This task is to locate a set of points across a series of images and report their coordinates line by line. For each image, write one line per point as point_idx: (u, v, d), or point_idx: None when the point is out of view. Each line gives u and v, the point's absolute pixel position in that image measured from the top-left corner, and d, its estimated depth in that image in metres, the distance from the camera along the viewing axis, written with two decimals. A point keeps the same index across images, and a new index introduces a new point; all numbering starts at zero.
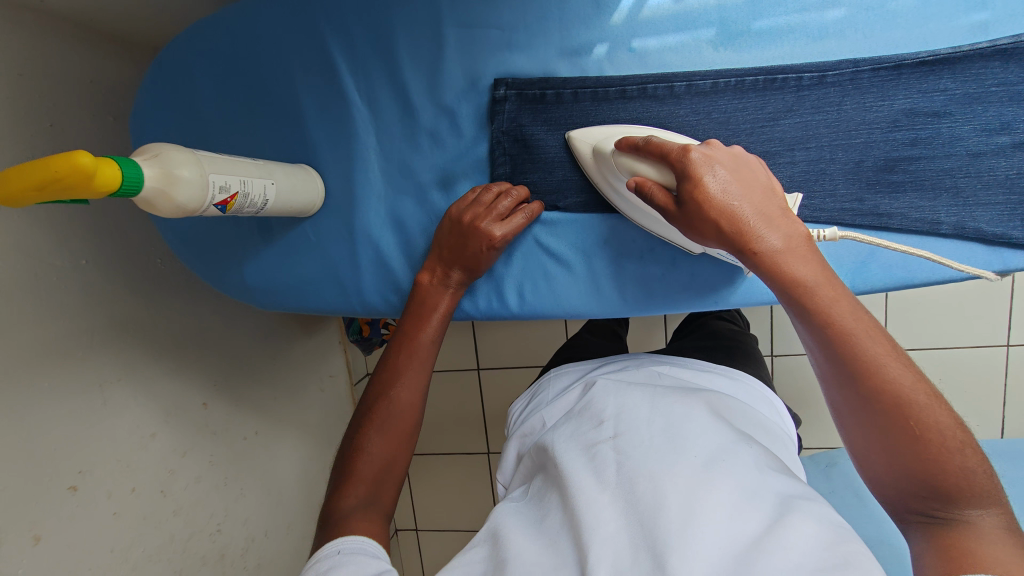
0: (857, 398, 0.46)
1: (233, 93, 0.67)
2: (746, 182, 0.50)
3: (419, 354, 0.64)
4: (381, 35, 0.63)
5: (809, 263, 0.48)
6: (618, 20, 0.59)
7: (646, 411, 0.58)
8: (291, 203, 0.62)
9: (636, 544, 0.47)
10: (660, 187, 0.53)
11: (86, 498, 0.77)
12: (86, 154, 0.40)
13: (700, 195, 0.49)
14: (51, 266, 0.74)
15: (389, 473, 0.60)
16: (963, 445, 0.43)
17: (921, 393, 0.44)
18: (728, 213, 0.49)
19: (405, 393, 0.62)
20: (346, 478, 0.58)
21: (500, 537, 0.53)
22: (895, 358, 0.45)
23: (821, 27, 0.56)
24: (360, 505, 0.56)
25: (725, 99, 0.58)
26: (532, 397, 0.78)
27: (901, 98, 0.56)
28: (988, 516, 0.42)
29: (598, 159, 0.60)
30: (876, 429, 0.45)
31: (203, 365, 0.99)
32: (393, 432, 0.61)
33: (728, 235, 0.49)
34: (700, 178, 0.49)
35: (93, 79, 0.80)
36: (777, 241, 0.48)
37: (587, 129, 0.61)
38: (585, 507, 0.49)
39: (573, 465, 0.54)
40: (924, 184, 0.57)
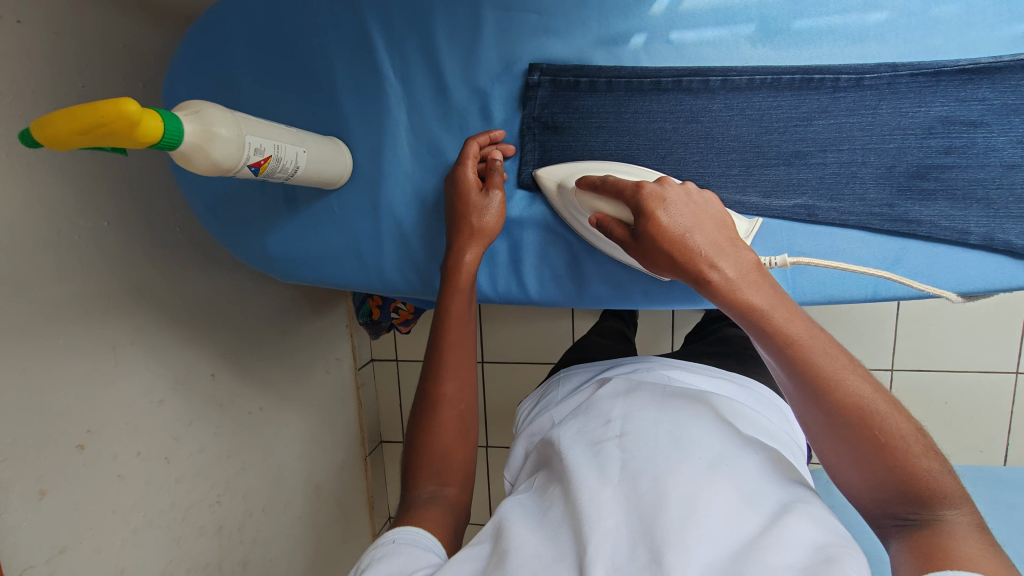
0: (822, 412, 0.46)
1: (267, 62, 0.67)
2: (702, 214, 0.51)
3: (460, 343, 0.64)
4: (420, 13, 0.63)
5: (760, 288, 0.48)
6: (658, 11, 0.59)
7: (653, 413, 0.58)
8: (321, 171, 0.62)
9: (634, 538, 0.46)
10: (617, 223, 0.54)
11: (93, 457, 0.77)
12: (132, 102, 0.40)
13: (655, 230, 0.50)
14: (75, 225, 0.74)
15: (454, 461, 0.60)
16: (925, 449, 0.44)
17: (880, 402, 0.45)
18: (681, 245, 0.49)
19: (451, 385, 0.62)
20: (416, 474, 0.59)
21: (502, 532, 0.52)
22: (851, 370, 0.46)
23: (862, 29, 0.56)
24: (433, 494, 0.58)
25: (760, 96, 0.58)
26: (541, 397, 0.79)
27: (937, 106, 0.55)
28: (959, 516, 0.42)
29: (562, 193, 0.61)
30: (844, 439, 0.45)
31: (214, 336, 0.99)
32: (449, 423, 0.61)
33: (681, 262, 0.49)
34: (653, 215, 0.50)
35: (127, 44, 0.81)
36: (728, 269, 0.48)
37: (552, 167, 0.63)
38: (586, 500, 0.49)
39: (577, 460, 0.54)
40: (956, 193, 0.56)
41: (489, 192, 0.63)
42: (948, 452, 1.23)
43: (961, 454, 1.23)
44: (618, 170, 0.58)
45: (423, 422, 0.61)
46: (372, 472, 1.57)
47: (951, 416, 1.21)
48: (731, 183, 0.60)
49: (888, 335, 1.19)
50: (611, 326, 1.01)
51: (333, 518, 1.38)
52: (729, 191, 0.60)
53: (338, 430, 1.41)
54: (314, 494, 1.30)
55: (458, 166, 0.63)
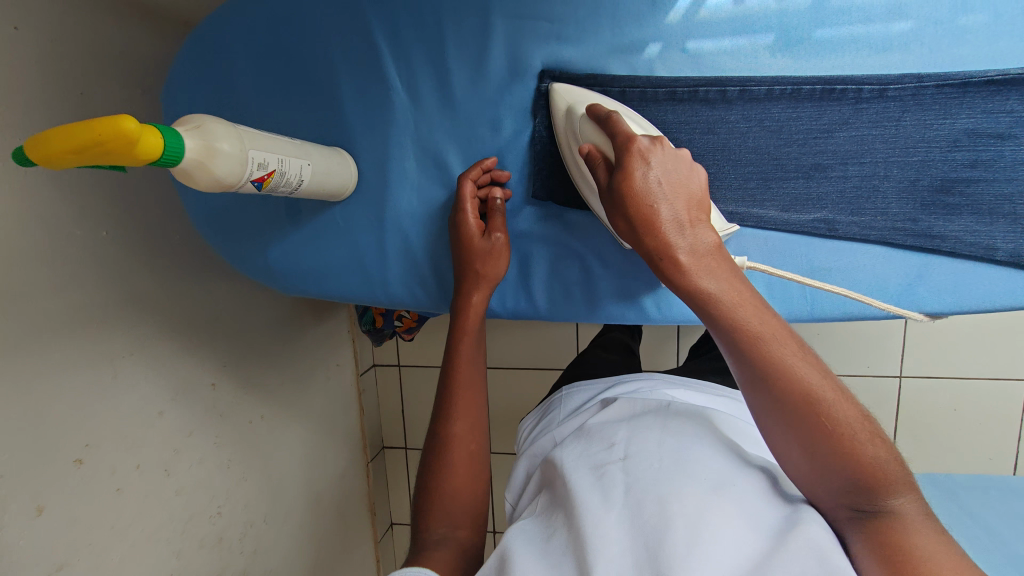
0: (770, 401, 0.45)
1: (270, 70, 0.65)
2: (676, 184, 0.48)
3: (469, 381, 0.64)
4: (427, 20, 0.61)
5: (717, 271, 0.46)
6: (674, 19, 0.57)
7: (656, 434, 0.57)
8: (325, 184, 0.60)
9: (640, 566, 0.44)
10: (604, 166, 0.51)
11: (91, 472, 0.75)
12: (132, 119, 0.38)
13: (625, 188, 0.48)
14: (72, 235, 0.72)
15: (466, 500, 0.59)
16: (872, 435, 0.43)
17: (828, 389, 0.44)
18: (645, 213, 0.47)
19: (462, 425, 0.62)
20: (427, 516, 0.57)
21: (506, 562, 0.49)
22: (800, 356, 0.44)
23: (886, 38, 0.54)
24: (445, 535, 0.56)
25: (779, 107, 0.56)
26: (543, 416, 0.77)
27: (963, 118, 0.54)
28: (909, 505, 0.42)
29: (568, 119, 0.57)
30: (794, 431, 0.44)
31: (214, 346, 0.98)
32: (460, 464, 0.60)
33: (642, 238, 0.48)
34: (630, 172, 0.48)
35: (124, 49, 0.79)
36: (684, 247, 0.46)
37: (569, 86, 0.59)
38: (591, 528, 0.47)
39: (580, 484, 0.52)
40: (982, 208, 0.55)
41: (489, 232, 0.63)
42: (956, 461, 1.21)
43: (969, 463, 1.21)
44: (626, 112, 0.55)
45: (434, 462, 0.60)
46: (373, 479, 1.55)
47: (961, 425, 1.19)
48: (748, 196, 0.58)
49: (895, 343, 1.17)
50: (615, 336, 1.00)
51: (334, 527, 1.36)
52: (746, 205, 0.58)
53: (339, 438, 1.39)
54: (315, 503, 1.28)
55: (457, 209, 0.63)
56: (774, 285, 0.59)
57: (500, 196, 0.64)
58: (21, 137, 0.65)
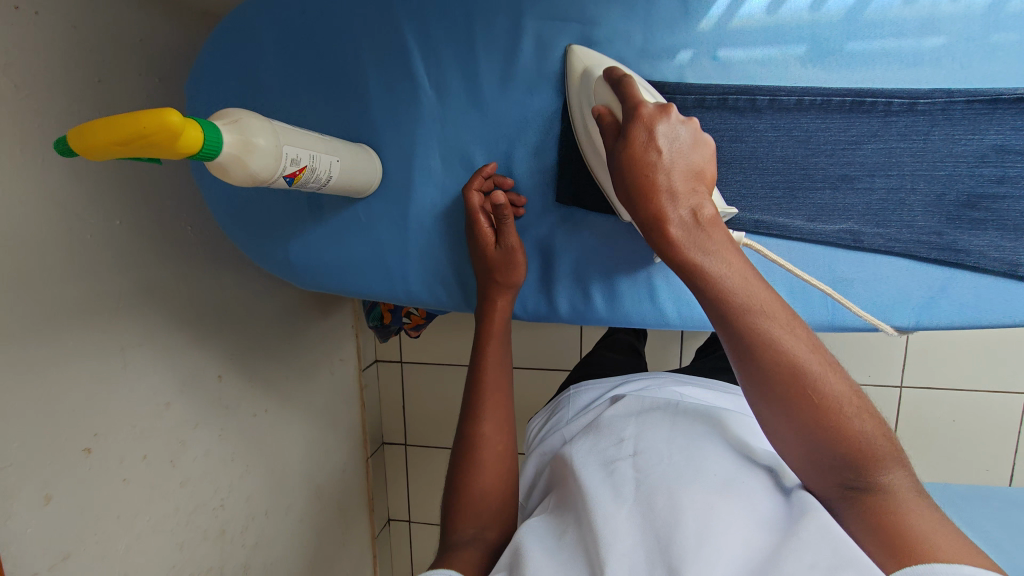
0: (761, 378, 0.44)
1: (295, 64, 0.65)
2: (681, 157, 0.47)
3: (497, 385, 0.65)
4: (458, 19, 0.61)
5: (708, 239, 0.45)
6: (707, 26, 0.57)
7: (667, 431, 0.57)
8: (351, 180, 0.60)
9: (652, 563, 0.45)
10: (608, 133, 0.51)
11: (99, 462, 0.75)
12: (176, 112, 0.38)
13: (625, 159, 0.48)
14: (87, 224, 0.72)
15: (493, 502, 0.59)
16: (858, 410, 0.44)
17: (816, 362, 0.43)
18: (642, 179, 0.47)
19: (490, 427, 0.63)
20: (455, 518, 0.58)
21: (520, 556, 0.49)
22: (788, 328, 0.44)
23: (918, 53, 0.54)
24: (474, 536, 0.57)
25: (809, 117, 0.56)
26: (552, 414, 0.76)
27: (991, 134, 0.54)
28: (898, 479, 0.43)
29: (583, 81, 0.57)
30: (783, 405, 0.44)
31: (222, 338, 0.97)
32: (488, 464, 0.61)
33: (637, 202, 0.47)
34: (632, 143, 0.48)
35: (146, 40, 0.79)
36: (679, 214, 0.45)
37: (586, 48, 0.59)
38: (602, 523, 0.47)
39: (590, 479, 0.52)
40: (1007, 224, 0.55)
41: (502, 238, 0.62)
42: (955, 471, 1.22)
43: (968, 474, 1.22)
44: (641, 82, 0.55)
45: (461, 463, 0.61)
46: (373, 476, 1.55)
47: (960, 437, 1.20)
48: (773, 205, 0.58)
49: (898, 354, 1.18)
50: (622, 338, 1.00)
51: (333, 522, 1.36)
52: (772, 214, 0.58)
53: (341, 433, 1.39)
54: (316, 498, 1.28)
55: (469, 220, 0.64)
56: (799, 295, 0.59)
57: (516, 199, 0.64)
58: (39, 123, 0.65)
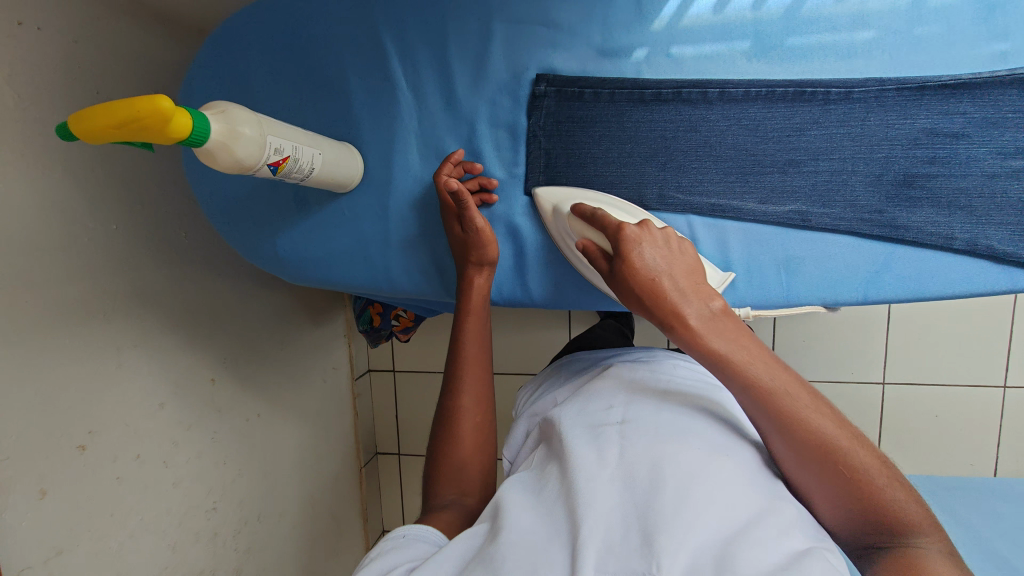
0: (792, 450, 0.49)
1: (282, 71, 0.70)
2: (674, 258, 0.53)
3: (476, 359, 0.68)
4: (432, 26, 0.66)
5: (721, 332, 0.50)
6: (660, 26, 0.62)
7: (654, 406, 0.60)
8: (333, 174, 0.64)
9: (628, 524, 0.47)
10: (601, 255, 0.57)
11: (93, 459, 0.77)
12: (167, 99, 0.42)
13: (627, 271, 0.53)
14: (85, 227, 0.76)
15: (471, 470, 0.63)
16: (888, 478, 0.47)
17: (843, 438, 0.48)
18: (650, 288, 0.52)
19: (467, 399, 0.66)
20: (435, 483, 0.63)
21: (499, 512, 0.52)
22: (815, 408, 0.49)
23: (851, 46, 0.59)
24: (451, 501, 0.61)
25: (756, 107, 0.61)
26: (544, 382, 0.81)
27: (922, 118, 0.58)
28: (929, 545, 0.46)
29: (556, 217, 0.64)
30: (814, 473, 0.49)
31: (216, 342, 1.00)
32: (466, 435, 0.64)
33: (649, 309, 0.52)
34: (627, 258, 0.53)
35: (143, 54, 0.84)
36: (692, 313, 0.50)
37: (551, 189, 0.66)
38: (583, 482, 0.50)
39: (576, 441, 0.56)
40: (942, 202, 0.59)
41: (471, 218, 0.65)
42: (938, 463, 1.25)
43: (951, 465, 1.25)
44: (610, 205, 0.62)
45: (442, 434, 0.65)
46: (367, 483, 1.56)
47: (943, 431, 1.23)
48: (727, 188, 0.63)
49: (879, 349, 1.22)
50: (610, 324, 1.04)
51: (326, 530, 1.37)
52: (726, 198, 0.63)
53: (333, 440, 1.41)
54: (308, 504, 1.30)
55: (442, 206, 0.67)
56: (755, 272, 0.64)
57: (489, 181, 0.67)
58: (41, 131, 0.69)
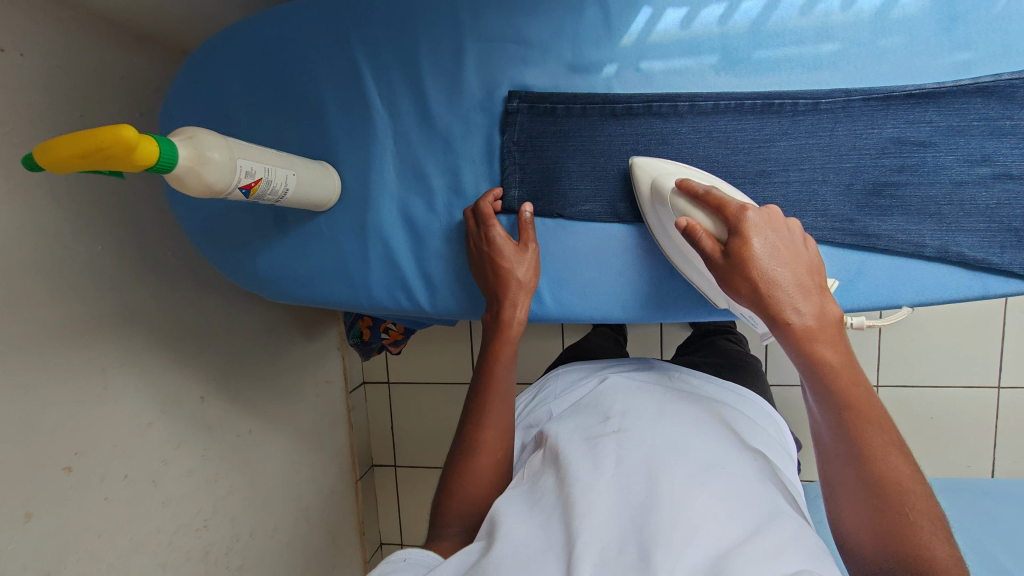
0: (860, 475, 0.50)
1: (260, 92, 0.71)
2: (794, 252, 0.54)
3: (503, 392, 0.67)
4: (405, 45, 0.67)
5: (835, 345, 0.52)
6: (628, 42, 0.62)
7: (652, 415, 0.60)
8: (309, 194, 0.65)
9: (625, 537, 0.47)
10: (709, 235, 0.56)
11: (79, 480, 0.77)
12: (131, 128, 0.43)
13: (746, 253, 0.53)
14: (69, 249, 0.76)
15: (482, 504, 0.62)
16: (942, 538, 0.47)
17: (914, 484, 0.48)
18: (767, 278, 0.53)
19: (490, 433, 0.65)
20: (443, 513, 0.62)
21: (495, 526, 0.53)
22: (898, 448, 0.50)
23: (816, 58, 0.59)
24: (459, 534, 0.60)
25: (725, 119, 0.62)
26: (538, 391, 0.81)
27: (889, 127, 0.59)
28: None
29: (654, 192, 0.61)
30: (868, 502, 0.49)
31: (205, 359, 1.01)
32: (485, 470, 0.63)
33: (765, 297, 0.53)
34: (749, 240, 0.53)
35: (125, 75, 0.84)
36: (808, 314, 0.52)
37: (650, 160, 0.62)
38: (578, 495, 0.51)
39: (573, 453, 0.56)
40: (911, 209, 0.59)
41: (524, 247, 0.65)
42: (936, 465, 1.24)
43: (949, 467, 1.24)
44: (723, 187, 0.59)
45: (458, 463, 0.64)
46: (363, 496, 1.56)
47: (938, 432, 1.23)
48: None
49: (871, 352, 1.22)
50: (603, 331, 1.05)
51: (322, 544, 1.36)
52: None
53: (327, 454, 1.41)
54: (303, 519, 1.29)
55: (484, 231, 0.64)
56: None
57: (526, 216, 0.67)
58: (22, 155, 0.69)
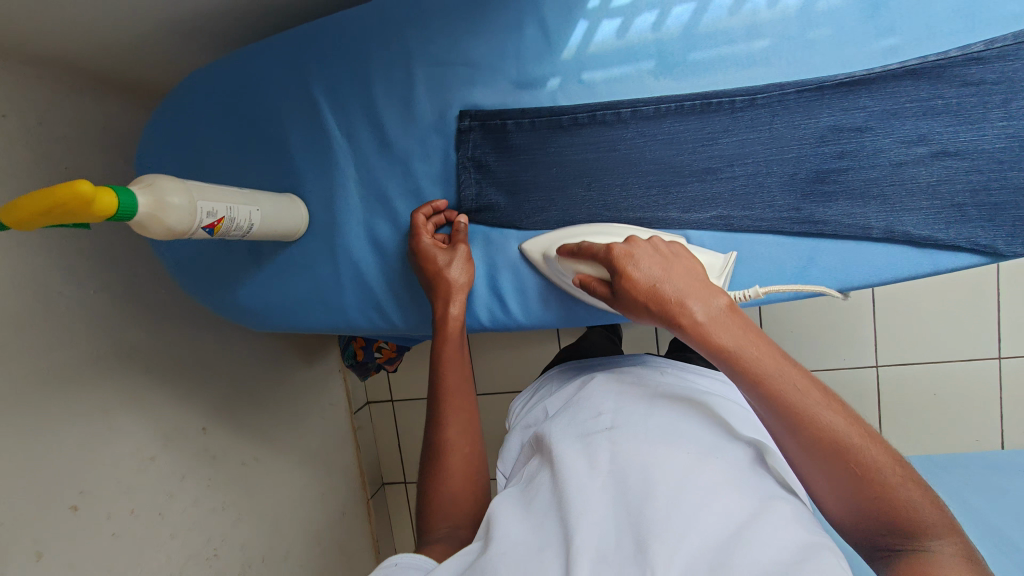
0: (804, 446, 0.49)
1: (227, 132, 0.74)
2: (671, 265, 0.55)
3: (457, 391, 0.70)
4: (360, 76, 0.70)
5: (732, 329, 0.50)
6: (568, 55, 0.65)
7: (642, 408, 0.60)
8: (275, 227, 0.67)
9: (621, 531, 0.48)
10: (599, 282, 0.59)
11: (86, 518, 0.80)
12: (87, 182, 0.45)
13: (629, 285, 0.54)
14: (63, 296, 0.79)
15: (462, 501, 0.65)
16: (903, 478, 0.47)
17: (855, 434, 0.48)
18: (655, 295, 0.53)
19: (454, 432, 0.68)
20: (429, 518, 0.64)
21: (491, 528, 0.54)
22: (825, 406, 0.49)
23: (749, 55, 0.61)
24: (449, 531, 0.63)
25: (668, 122, 0.64)
26: (536, 393, 0.82)
27: (825, 117, 0.60)
28: (947, 546, 0.45)
29: (550, 263, 0.66)
30: (824, 470, 0.48)
31: (204, 392, 1.03)
32: (456, 467, 0.66)
33: (658, 315, 0.53)
34: (627, 273, 0.54)
35: (105, 123, 0.88)
36: (700, 311, 0.51)
37: (535, 237, 0.68)
38: (574, 494, 0.51)
39: (567, 452, 0.56)
40: (855, 193, 0.61)
41: (453, 247, 0.68)
42: (944, 441, 1.24)
43: (956, 441, 1.24)
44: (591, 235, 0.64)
45: (431, 469, 0.67)
46: (376, 514, 1.57)
47: (942, 408, 1.22)
48: (648, 201, 0.65)
49: (867, 333, 1.22)
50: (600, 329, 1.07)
51: (336, 565, 1.38)
52: (651, 211, 0.65)
53: (335, 474, 1.43)
54: (314, 541, 1.31)
55: (413, 242, 0.69)
56: None
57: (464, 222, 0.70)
58: None
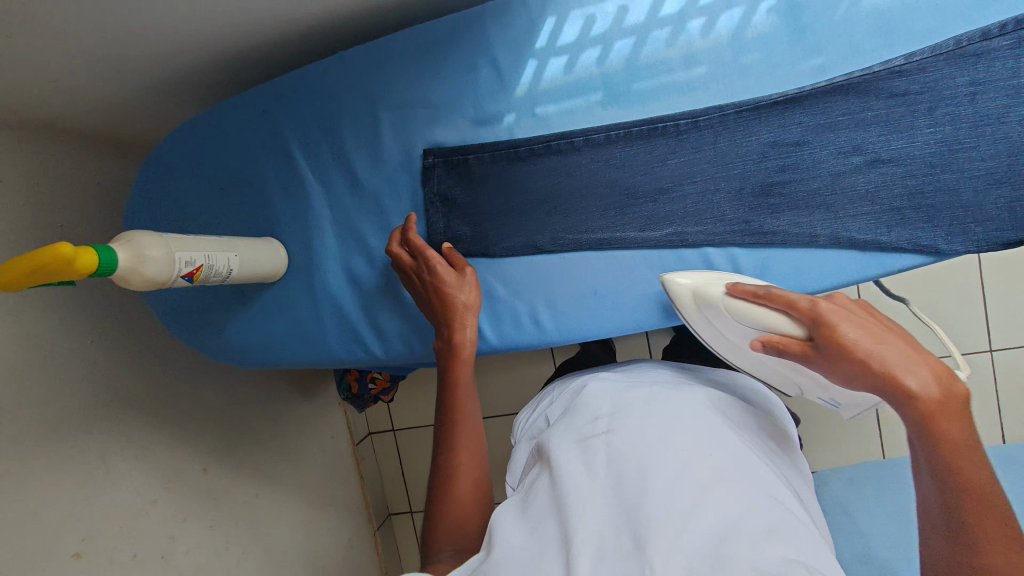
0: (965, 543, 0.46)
1: (207, 184, 0.78)
2: (867, 328, 0.51)
3: (467, 411, 0.66)
4: (330, 124, 0.74)
5: (955, 410, 0.48)
6: (521, 92, 0.69)
7: (643, 406, 0.57)
8: (254, 270, 0.71)
9: (619, 534, 0.47)
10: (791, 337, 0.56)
11: (88, 565, 0.82)
12: (68, 244, 0.49)
13: (836, 341, 0.51)
14: (61, 348, 0.83)
15: (469, 526, 0.60)
16: None
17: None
18: (873, 357, 0.50)
19: (464, 453, 0.63)
20: (433, 544, 0.59)
21: (490, 535, 0.52)
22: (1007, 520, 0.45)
23: (689, 81, 0.65)
24: (452, 560, 0.58)
25: (618, 148, 0.68)
26: (539, 404, 0.80)
27: (764, 134, 0.64)
28: None
29: (698, 300, 0.64)
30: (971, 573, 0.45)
31: (203, 433, 1.06)
32: (464, 491, 0.62)
33: (866, 374, 0.50)
34: (835, 327, 0.52)
35: (99, 181, 0.93)
36: (920, 385, 0.48)
37: (683, 272, 0.65)
38: (572, 501, 0.49)
39: (564, 458, 0.54)
40: (799, 204, 0.64)
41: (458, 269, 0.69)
42: None
43: None
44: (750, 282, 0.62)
45: (438, 492, 0.62)
46: (384, 545, 1.57)
47: None
48: (605, 223, 0.69)
49: None
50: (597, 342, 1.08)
51: None
52: (609, 232, 0.68)
53: (340, 507, 1.43)
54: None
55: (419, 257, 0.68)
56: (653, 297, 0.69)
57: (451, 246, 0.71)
58: None
